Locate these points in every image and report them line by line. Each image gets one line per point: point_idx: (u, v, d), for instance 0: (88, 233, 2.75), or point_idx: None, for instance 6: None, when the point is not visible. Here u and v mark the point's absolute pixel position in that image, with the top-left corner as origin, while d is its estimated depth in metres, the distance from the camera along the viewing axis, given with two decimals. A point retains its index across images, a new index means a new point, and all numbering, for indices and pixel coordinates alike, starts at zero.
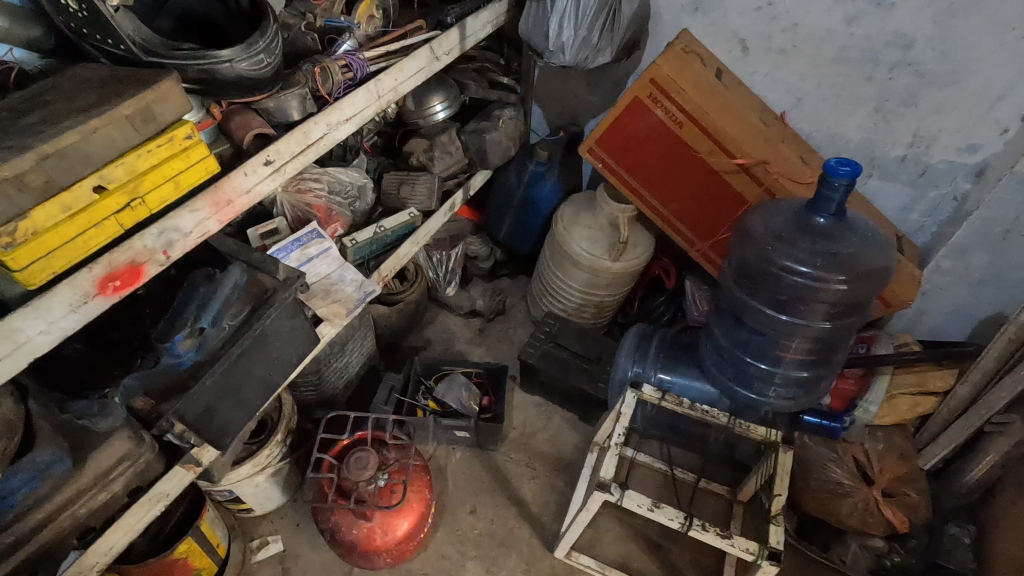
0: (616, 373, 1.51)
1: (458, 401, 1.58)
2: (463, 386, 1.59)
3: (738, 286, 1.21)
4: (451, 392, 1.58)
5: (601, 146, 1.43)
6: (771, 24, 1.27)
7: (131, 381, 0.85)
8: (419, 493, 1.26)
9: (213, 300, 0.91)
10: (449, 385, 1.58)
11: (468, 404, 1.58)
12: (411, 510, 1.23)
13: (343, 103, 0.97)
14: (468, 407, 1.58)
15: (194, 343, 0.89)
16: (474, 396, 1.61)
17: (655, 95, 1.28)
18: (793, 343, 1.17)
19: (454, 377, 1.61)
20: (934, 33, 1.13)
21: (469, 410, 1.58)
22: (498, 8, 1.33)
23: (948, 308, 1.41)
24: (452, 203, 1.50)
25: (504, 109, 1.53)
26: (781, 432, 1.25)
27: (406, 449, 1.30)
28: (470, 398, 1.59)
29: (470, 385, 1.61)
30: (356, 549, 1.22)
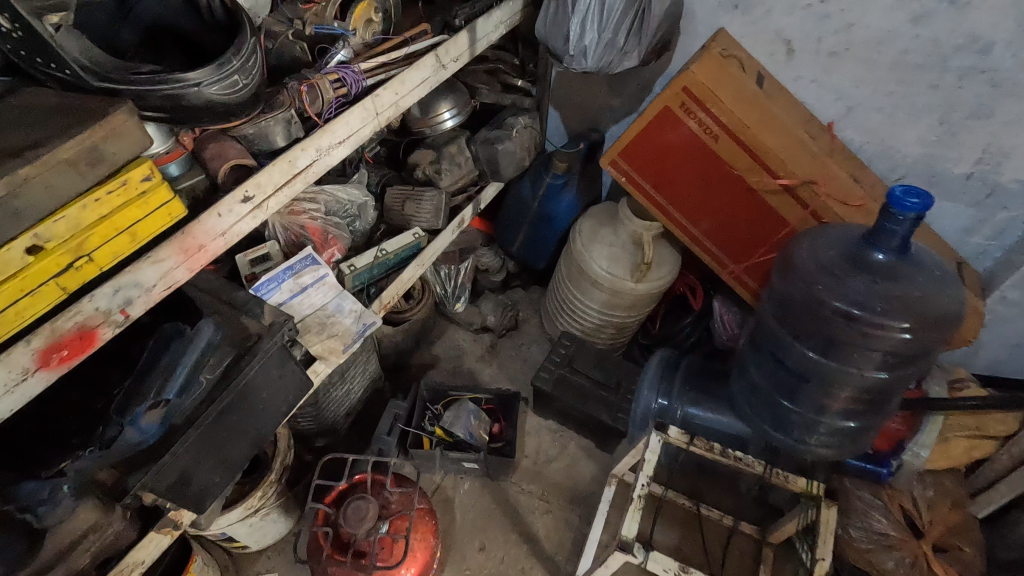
0: (639, 406, 1.39)
1: (467, 429, 1.47)
2: (472, 412, 1.49)
3: (780, 323, 1.08)
4: (458, 418, 1.48)
5: (625, 158, 1.29)
6: (821, 24, 1.12)
7: (87, 461, 0.72)
8: (422, 539, 1.16)
9: (182, 362, 0.81)
10: (456, 412, 1.48)
11: (477, 431, 1.48)
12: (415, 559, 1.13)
13: (336, 125, 0.85)
14: (477, 437, 1.47)
15: (159, 415, 0.78)
16: (484, 423, 1.51)
17: (688, 104, 1.14)
18: (842, 392, 1.04)
19: (461, 402, 1.51)
20: (1015, 37, 0.97)
21: (478, 440, 1.47)
22: (512, 6, 1.19)
23: (1011, 341, 1.26)
24: (462, 219, 1.38)
25: (519, 117, 1.40)
26: (822, 484, 1.12)
27: (409, 494, 1.19)
28: (479, 425, 1.49)
29: (480, 412, 1.51)
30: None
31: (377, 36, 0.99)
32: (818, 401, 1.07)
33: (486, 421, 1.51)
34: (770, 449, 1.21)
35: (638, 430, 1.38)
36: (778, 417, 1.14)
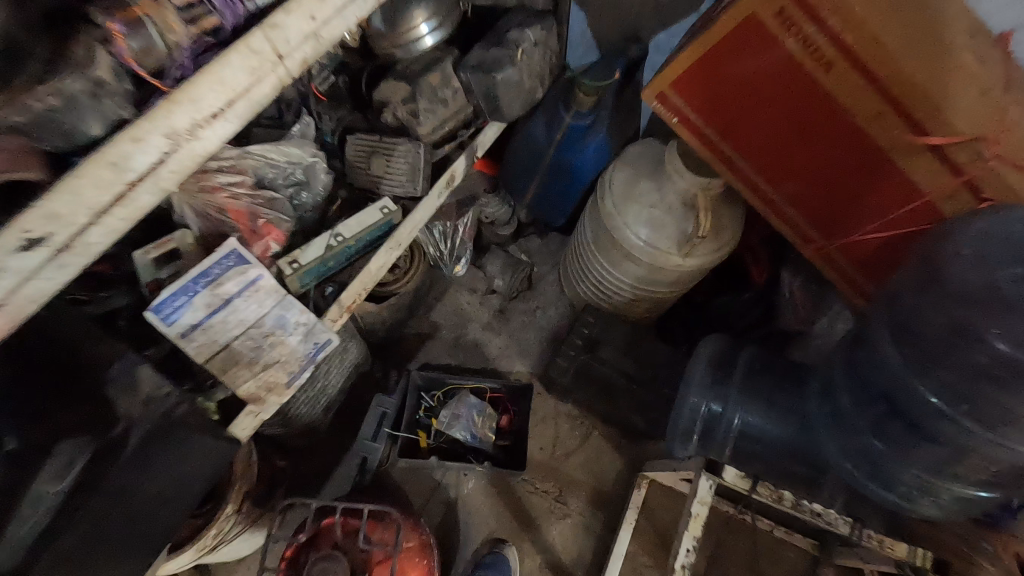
0: (682, 416, 1.07)
1: (470, 430, 1.24)
2: (474, 408, 1.25)
3: (899, 352, 0.76)
4: (459, 416, 1.23)
5: (682, 92, 0.90)
6: None
7: None
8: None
9: None
10: (455, 408, 1.24)
11: (479, 433, 1.24)
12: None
13: (198, 87, 0.51)
14: (482, 439, 1.24)
15: None
16: (491, 419, 1.27)
17: (785, 17, 0.73)
18: (989, 465, 0.72)
19: (461, 395, 1.26)
20: None
21: (481, 443, 1.25)
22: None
23: None
24: (451, 177, 1.04)
25: (527, 28, 0.99)
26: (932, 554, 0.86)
27: (391, 527, 0.97)
28: (485, 425, 1.25)
29: (486, 407, 1.26)
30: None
31: None
32: (944, 464, 0.76)
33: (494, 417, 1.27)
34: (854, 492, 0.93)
35: (673, 443, 1.09)
36: (873, 468, 0.85)
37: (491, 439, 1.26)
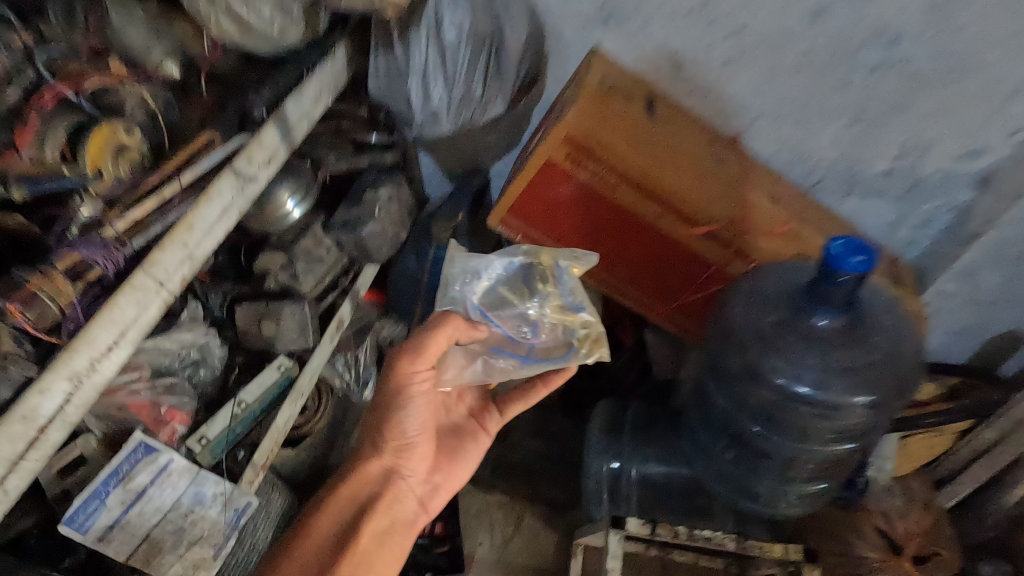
0: (589, 477, 1.23)
1: (511, 356, 0.88)
2: (504, 271, 0.87)
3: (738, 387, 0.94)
4: (481, 301, 0.86)
5: (517, 215, 1.09)
6: (711, 32, 0.93)
7: None
8: (457, 390, 0.95)
9: None
10: (465, 289, 0.86)
11: (545, 329, 0.87)
12: (434, 320, 0.81)
13: (92, 331, 0.59)
14: (545, 305, 0.86)
15: None
16: (561, 276, 0.87)
17: (575, 154, 0.96)
18: (808, 463, 0.93)
19: (460, 261, 0.88)
20: (926, 25, 0.83)
21: (546, 354, 0.87)
22: (345, 46, 0.94)
23: (953, 330, 1.18)
24: (339, 320, 1.14)
25: (379, 187, 1.15)
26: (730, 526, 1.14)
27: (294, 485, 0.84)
28: (551, 300, 0.87)
29: (537, 253, 0.87)
30: (365, 539, 0.82)
31: (133, 177, 0.68)
32: (818, 450, 0.90)
33: (561, 257, 0.88)
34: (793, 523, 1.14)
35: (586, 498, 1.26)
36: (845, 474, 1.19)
37: (580, 330, 0.86)
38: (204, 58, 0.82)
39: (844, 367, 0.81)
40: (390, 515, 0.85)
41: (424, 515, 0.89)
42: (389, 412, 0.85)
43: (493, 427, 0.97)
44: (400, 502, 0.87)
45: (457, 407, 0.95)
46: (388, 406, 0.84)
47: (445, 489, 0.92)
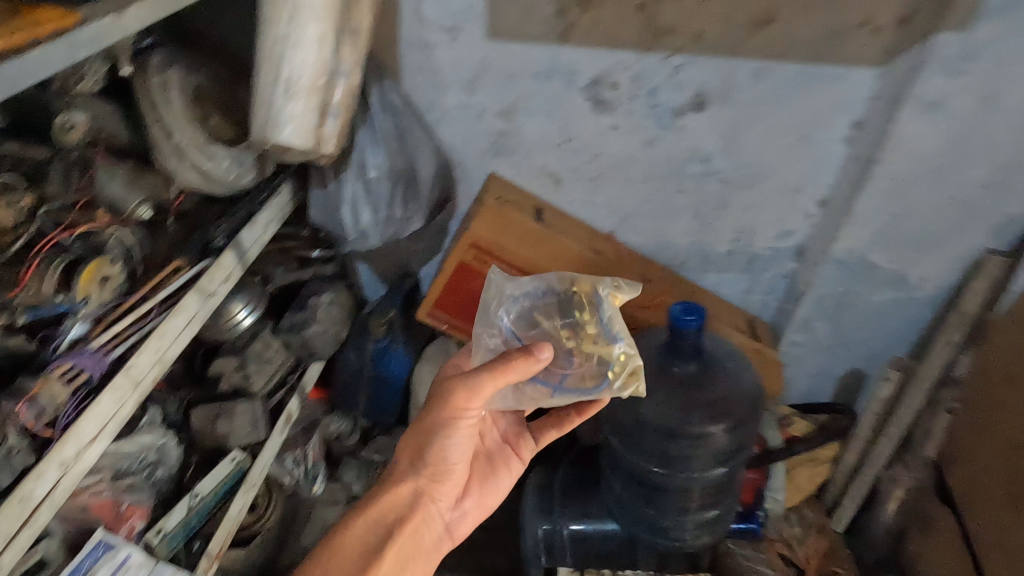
0: (528, 540, 1.34)
1: (544, 384, 0.82)
2: (536, 295, 0.91)
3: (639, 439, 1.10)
4: (513, 321, 0.87)
5: (440, 309, 1.27)
6: (575, 158, 1.21)
7: None
8: (492, 415, 0.97)
9: None
10: (494, 307, 0.88)
11: (579, 357, 0.83)
12: (496, 363, 0.76)
13: (81, 425, 0.73)
14: (581, 330, 0.85)
15: None
16: (600, 305, 0.86)
17: (481, 256, 1.20)
18: (695, 491, 1.10)
19: (499, 288, 0.90)
20: (725, 146, 1.14)
21: (579, 382, 0.81)
22: (289, 184, 1.16)
23: (812, 373, 1.43)
24: (288, 415, 1.28)
25: (321, 294, 1.31)
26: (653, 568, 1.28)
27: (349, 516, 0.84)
28: (584, 326, 0.85)
29: (574, 283, 0.91)
30: (391, 561, 0.82)
31: (115, 298, 0.83)
32: (701, 478, 1.09)
33: (601, 288, 0.88)
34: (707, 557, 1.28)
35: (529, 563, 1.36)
36: (746, 506, 1.34)
37: (616, 359, 0.81)
38: (172, 201, 1.01)
39: (706, 405, 1.02)
40: (420, 535, 0.85)
41: (449, 540, 0.90)
42: (436, 437, 0.84)
43: (527, 454, 0.97)
44: (430, 527, 0.87)
45: (490, 432, 0.97)
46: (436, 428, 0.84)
47: (472, 513, 0.92)
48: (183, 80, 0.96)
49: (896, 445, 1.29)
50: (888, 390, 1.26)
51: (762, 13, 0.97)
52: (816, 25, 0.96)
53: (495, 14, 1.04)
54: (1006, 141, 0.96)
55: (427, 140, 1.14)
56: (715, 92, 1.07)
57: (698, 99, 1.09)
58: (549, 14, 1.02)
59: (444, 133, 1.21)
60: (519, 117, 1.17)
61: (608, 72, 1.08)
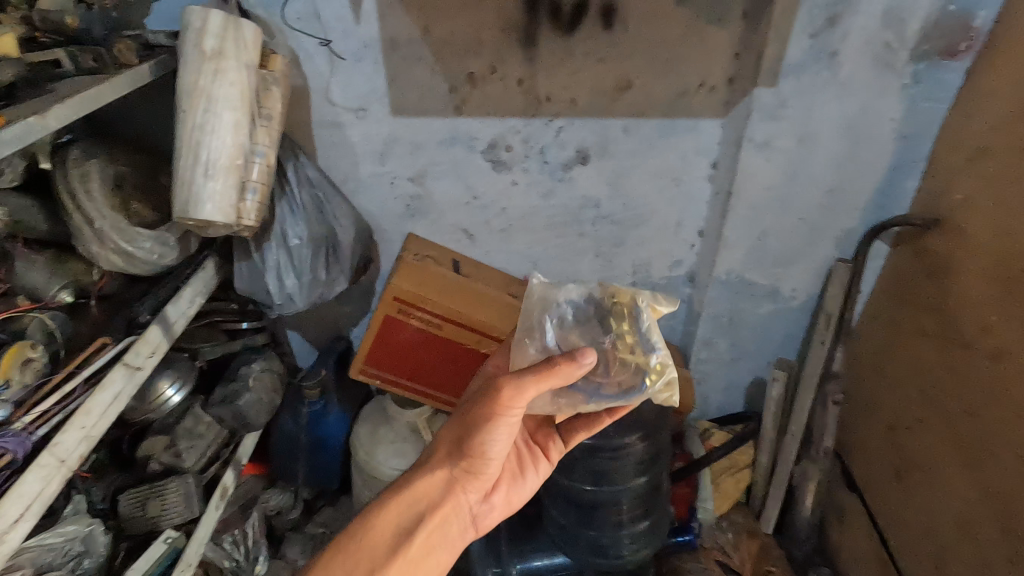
0: None
1: (578, 391, 0.79)
2: (578, 302, 0.78)
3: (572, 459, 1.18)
4: (555, 332, 0.77)
5: (373, 364, 1.32)
6: (483, 213, 1.35)
7: None
8: None
9: None
10: (532, 313, 0.79)
11: (614, 368, 0.77)
12: (541, 367, 0.73)
13: (5, 504, 0.73)
14: (622, 340, 0.76)
15: None
16: (640, 316, 0.76)
17: (404, 308, 1.24)
18: (623, 504, 1.18)
19: (542, 295, 0.79)
20: (611, 192, 1.31)
21: (615, 392, 0.77)
22: (213, 259, 1.22)
23: (723, 385, 1.57)
24: (223, 488, 1.26)
25: (252, 362, 1.36)
26: None
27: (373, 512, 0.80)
28: (623, 333, 0.76)
29: (613, 288, 0.77)
30: (420, 548, 0.77)
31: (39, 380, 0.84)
32: (627, 489, 1.17)
33: (642, 295, 0.77)
34: (649, 568, 1.35)
35: None
36: (681, 519, 1.43)
37: (653, 370, 0.75)
38: (94, 284, 1.05)
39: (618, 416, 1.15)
40: (449, 527, 0.82)
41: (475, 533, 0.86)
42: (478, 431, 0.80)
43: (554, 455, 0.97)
44: (460, 518, 0.83)
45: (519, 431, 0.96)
46: (478, 417, 0.81)
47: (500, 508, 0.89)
48: (103, 171, 1.03)
49: (800, 442, 1.42)
50: (780, 388, 1.42)
51: (620, 82, 1.15)
52: (666, 88, 1.15)
53: (396, 94, 1.18)
54: (828, 168, 1.18)
55: (345, 207, 1.24)
56: (594, 148, 1.25)
57: (581, 155, 1.25)
58: (443, 91, 1.17)
59: (361, 200, 1.32)
60: (429, 181, 1.30)
61: (502, 136, 1.23)
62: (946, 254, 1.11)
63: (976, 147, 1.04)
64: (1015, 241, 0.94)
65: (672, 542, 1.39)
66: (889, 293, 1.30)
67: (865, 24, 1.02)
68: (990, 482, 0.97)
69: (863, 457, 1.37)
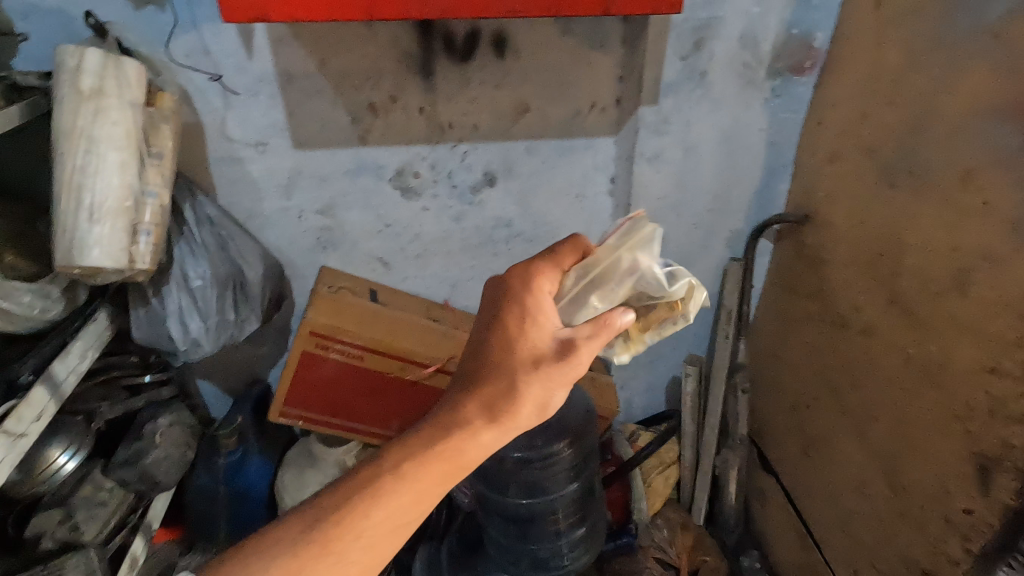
0: None
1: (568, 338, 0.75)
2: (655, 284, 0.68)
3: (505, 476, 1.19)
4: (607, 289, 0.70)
5: (293, 404, 1.28)
6: (397, 240, 1.35)
7: None
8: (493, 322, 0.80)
9: None
10: (612, 255, 0.70)
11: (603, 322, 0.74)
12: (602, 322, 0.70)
13: None
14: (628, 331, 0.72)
15: None
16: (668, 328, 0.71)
17: (322, 343, 1.21)
18: (559, 514, 1.21)
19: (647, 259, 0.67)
20: (521, 211, 1.36)
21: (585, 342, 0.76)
22: (105, 310, 1.14)
23: (645, 387, 1.65)
24: (133, 558, 1.15)
25: (157, 418, 1.28)
26: None
27: (414, 449, 0.68)
28: (648, 321, 0.71)
29: (688, 296, 0.68)
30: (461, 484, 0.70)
31: None
32: (560, 498, 1.20)
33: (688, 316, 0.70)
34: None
35: None
36: (618, 523, 1.48)
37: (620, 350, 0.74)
38: None
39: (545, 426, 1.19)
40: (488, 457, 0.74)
41: None
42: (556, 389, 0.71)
43: None
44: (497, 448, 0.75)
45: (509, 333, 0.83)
46: (557, 384, 0.71)
47: None
48: None
49: (719, 432, 1.51)
50: (694, 383, 1.51)
51: (517, 106, 1.21)
52: (560, 110, 1.22)
53: (297, 127, 1.17)
54: (711, 175, 1.30)
55: (251, 244, 1.20)
56: (500, 170, 1.29)
57: (488, 177, 1.30)
58: (345, 123, 1.18)
59: (268, 236, 1.29)
60: (339, 212, 1.29)
61: (408, 163, 1.25)
62: (818, 246, 1.24)
63: (830, 150, 1.18)
64: (871, 228, 1.07)
65: (609, 547, 1.44)
66: (778, 285, 1.43)
67: (726, 47, 1.14)
68: (876, 444, 1.09)
69: (774, 439, 1.48)
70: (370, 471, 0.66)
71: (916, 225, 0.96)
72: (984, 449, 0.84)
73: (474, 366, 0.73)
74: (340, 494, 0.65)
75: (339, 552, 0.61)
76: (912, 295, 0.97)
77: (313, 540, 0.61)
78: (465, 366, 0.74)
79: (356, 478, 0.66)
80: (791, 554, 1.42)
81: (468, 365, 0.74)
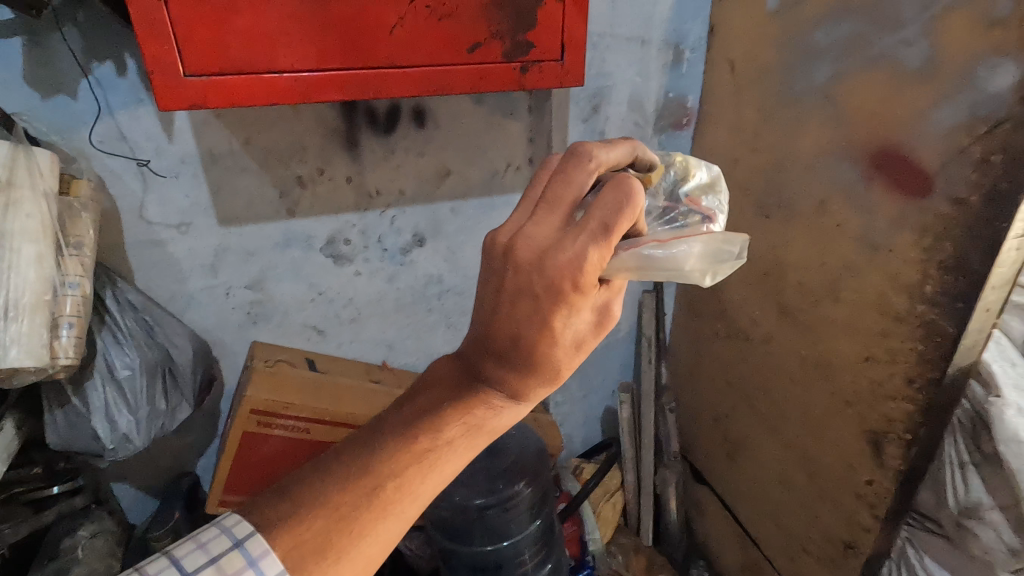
0: None
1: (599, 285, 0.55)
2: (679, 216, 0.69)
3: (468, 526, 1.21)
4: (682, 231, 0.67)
5: (234, 490, 1.21)
6: (330, 307, 1.36)
7: None
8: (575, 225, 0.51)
9: None
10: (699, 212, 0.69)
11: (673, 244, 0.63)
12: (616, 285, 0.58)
13: None
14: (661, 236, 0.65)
15: None
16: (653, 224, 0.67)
17: (264, 420, 1.17)
18: (526, 555, 1.23)
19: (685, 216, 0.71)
20: (450, 267, 1.43)
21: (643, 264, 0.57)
22: (12, 417, 1.03)
23: (582, 420, 1.74)
24: None
25: (77, 530, 1.15)
26: None
27: (421, 454, 0.54)
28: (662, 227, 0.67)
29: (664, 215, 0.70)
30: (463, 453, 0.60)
31: None
32: (525, 538, 1.23)
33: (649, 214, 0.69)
34: None
35: None
36: (577, 558, 1.51)
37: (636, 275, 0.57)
38: None
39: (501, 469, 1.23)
40: None
41: None
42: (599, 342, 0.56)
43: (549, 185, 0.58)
44: None
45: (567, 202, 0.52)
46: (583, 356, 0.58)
47: None
48: None
49: (654, 451, 1.62)
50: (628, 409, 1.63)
51: (440, 170, 1.30)
52: (480, 171, 1.33)
53: (223, 204, 1.17)
54: None
55: (177, 326, 1.16)
56: (428, 230, 1.36)
57: (417, 238, 1.36)
58: (273, 197, 1.20)
59: (193, 317, 1.25)
60: (269, 285, 1.28)
61: (339, 231, 1.28)
62: None
63: None
64: (756, 252, 1.26)
65: None
66: (686, 311, 1.60)
67: (617, 110, 1.33)
68: (789, 437, 1.24)
69: (702, 450, 1.61)
70: (377, 479, 0.52)
71: (790, 247, 1.16)
72: (873, 426, 1.01)
73: (494, 350, 0.55)
74: (341, 503, 0.51)
75: (394, 519, 0.53)
76: (798, 304, 1.16)
77: (369, 506, 0.52)
78: (501, 337, 0.54)
79: (362, 484, 0.53)
80: (733, 556, 1.54)
81: (508, 343, 0.53)
